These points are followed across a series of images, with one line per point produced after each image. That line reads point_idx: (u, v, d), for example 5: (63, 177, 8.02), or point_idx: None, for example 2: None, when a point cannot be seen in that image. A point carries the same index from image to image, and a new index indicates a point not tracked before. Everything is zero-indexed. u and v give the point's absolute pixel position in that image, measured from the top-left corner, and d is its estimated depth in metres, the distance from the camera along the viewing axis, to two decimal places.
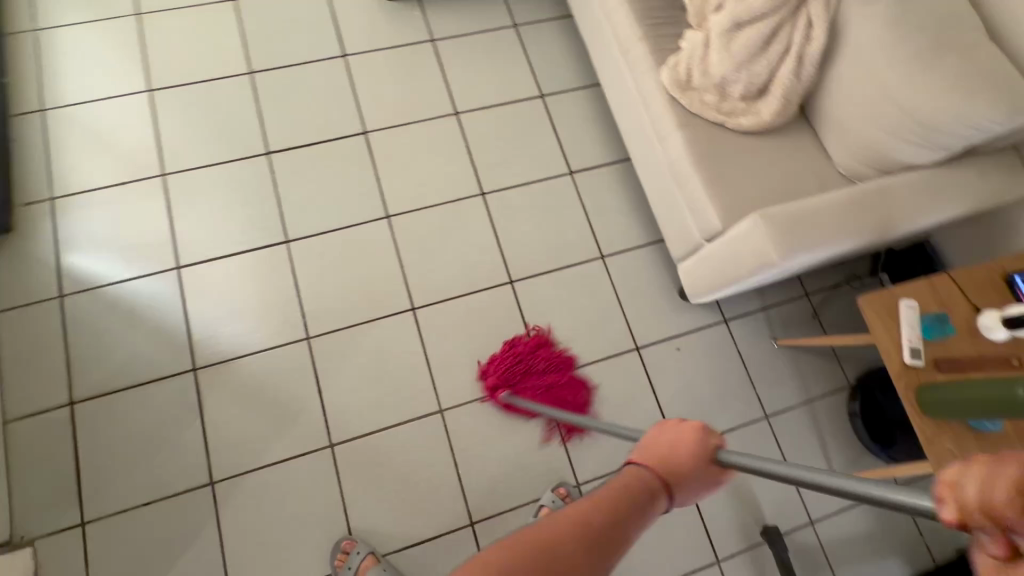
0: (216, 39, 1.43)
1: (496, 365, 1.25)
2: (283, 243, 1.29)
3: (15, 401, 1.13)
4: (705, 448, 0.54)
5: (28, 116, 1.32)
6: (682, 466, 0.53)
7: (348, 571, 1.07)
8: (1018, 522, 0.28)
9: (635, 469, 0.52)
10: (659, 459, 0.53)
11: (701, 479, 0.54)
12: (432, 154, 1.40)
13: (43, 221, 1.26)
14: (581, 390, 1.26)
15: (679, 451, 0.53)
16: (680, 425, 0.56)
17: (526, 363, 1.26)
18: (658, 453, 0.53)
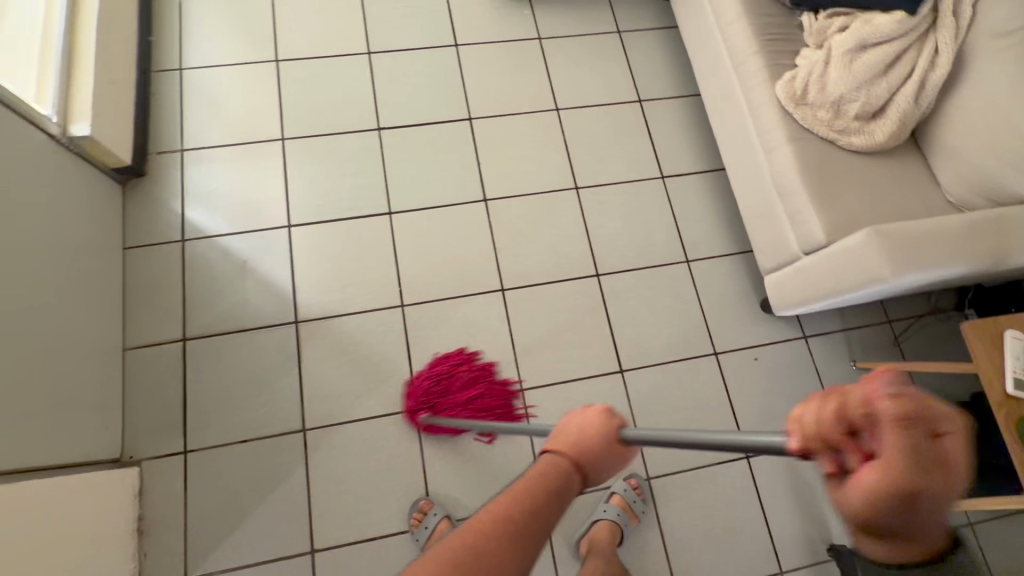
0: (339, 19, 1.52)
1: (417, 386, 1.23)
2: (387, 215, 1.36)
3: (135, 332, 1.22)
4: (610, 429, 0.57)
5: (166, 73, 1.42)
6: (590, 452, 0.56)
7: (425, 530, 1.12)
8: (843, 443, 0.34)
9: (549, 463, 0.54)
10: (566, 450, 0.55)
11: (611, 456, 0.58)
12: (531, 145, 1.46)
13: (171, 169, 1.35)
14: (505, 399, 1.25)
15: (586, 437, 0.56)
16: (587, 412, 0.59)
17: (446, 382, 1.24)
18: (567, 443, 0.56)
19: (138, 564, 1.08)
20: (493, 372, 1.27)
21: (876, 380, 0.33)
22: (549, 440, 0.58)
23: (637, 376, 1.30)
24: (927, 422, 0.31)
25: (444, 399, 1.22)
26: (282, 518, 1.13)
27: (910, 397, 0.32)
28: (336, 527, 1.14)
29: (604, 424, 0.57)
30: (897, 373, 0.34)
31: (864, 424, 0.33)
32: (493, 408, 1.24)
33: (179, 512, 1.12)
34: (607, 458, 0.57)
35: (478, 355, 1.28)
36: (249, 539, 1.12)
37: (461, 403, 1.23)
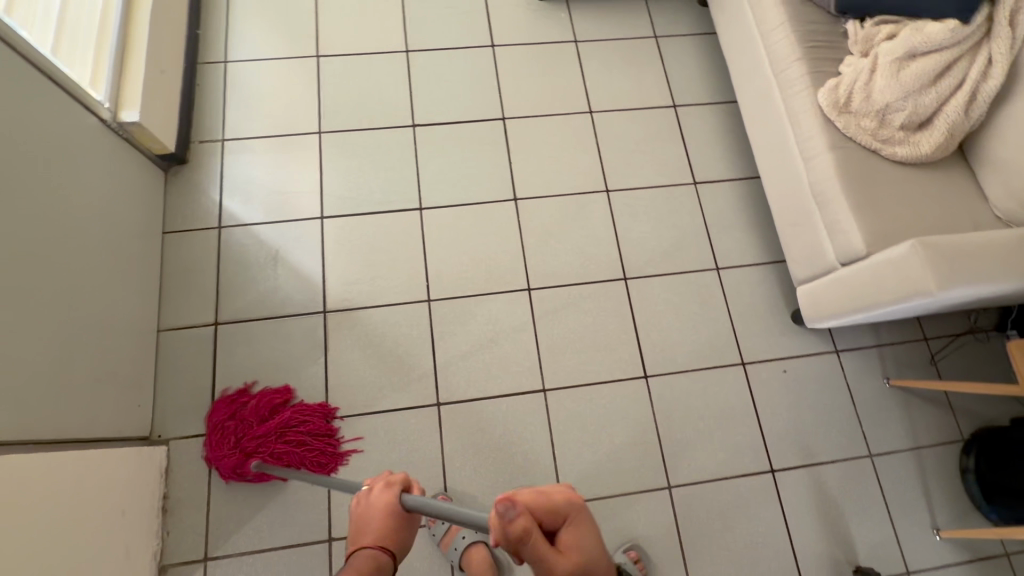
0: (379, 17, 1.55)
1: (211, 445, 1.15)
2: (417, 210, 1.37)
3: (169, 314, 1.25)
4: (396, 494, 0.72)
5: (212, 65, 1.47)
6: (390, 527, 0.70)
7: (440, 525, 1.11)
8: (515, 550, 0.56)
9: (363, 558, 0.67)
10: (365, 537, 0.69)
11: (403, 525, 0.71)
12: (563, 146, 1.46)
13: (211, 157, 1.39)
14: (310, 415, 1.19)
15: (383, 515, 0.70)
16: (364, 494, 0.72)
17: (240, 428, 1.16)
18: (366, 528, 0.70)
19: (161, 541, 1.10)
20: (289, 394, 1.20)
21: (499, 510, 0.56)
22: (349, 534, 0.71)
23: (661, 383, 1.28)
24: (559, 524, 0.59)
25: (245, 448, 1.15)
26: (303, 504, 1.14)
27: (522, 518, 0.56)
28: None
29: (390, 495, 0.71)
30: (506, 500, 0.57)
31: (517, 537, 0.56)
32: (305, 428, 1.18)
33: (202, 492, 1.14)
34: (406, 521, 0.72)
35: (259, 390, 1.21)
36: (268, 523, 1.12)
37: (266, 441, 1.16)
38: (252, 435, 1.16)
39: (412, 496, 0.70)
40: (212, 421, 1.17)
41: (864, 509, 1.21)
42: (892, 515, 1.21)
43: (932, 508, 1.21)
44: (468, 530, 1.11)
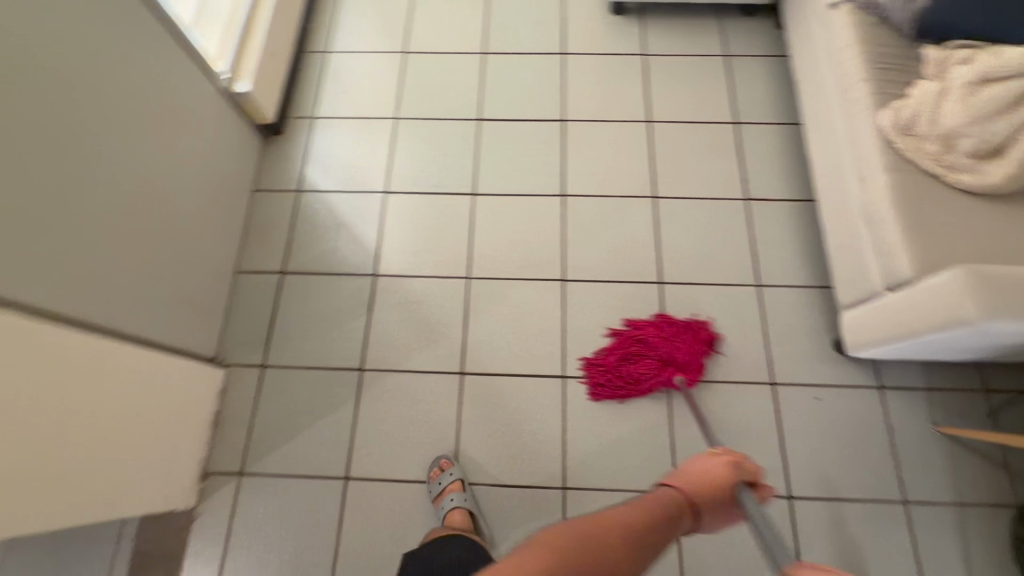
0: (464, 23, 1.70)
1: (603, 381, 1.27)
2: (470, 195, 1.48)
3: (246, 259, 1.44)
4: (741, 480, 0.85)
5: (314, 54, 1.68)
6: (717, 495, 0.83)
7: (436, 485, 1.18)
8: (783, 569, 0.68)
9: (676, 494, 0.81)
10: (696, 488, 0.83)
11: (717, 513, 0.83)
12: (617, 151, 1.51)
13: (301, 131, 1.58)
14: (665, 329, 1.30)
15: (721, 487, 0.84)
16: (719, 461, 0.87)
17: (625, 366, 1.28)
18: (701, 482, 0.84)
19: (207, 450, 1.25)
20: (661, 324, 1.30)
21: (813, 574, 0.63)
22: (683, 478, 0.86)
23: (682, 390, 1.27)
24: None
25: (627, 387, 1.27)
26: (327, 441, 1.25)
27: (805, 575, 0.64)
28: (370, 461, 1.23)
29: (734, 473, 0.85)
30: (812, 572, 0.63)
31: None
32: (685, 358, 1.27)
33: (246, 415, 1.28)
34: (728, 502, 0.83)
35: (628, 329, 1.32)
36: (296, 452, 1.25)
37: (648, 379, 1.26)
38: (632, 373, 1.27)
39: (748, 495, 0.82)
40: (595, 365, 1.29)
41: (887, 556, 1.12)
42: (920, 568, 1.11)
43: (969, 569, 1.10)
44: (459, 495, 1.16)
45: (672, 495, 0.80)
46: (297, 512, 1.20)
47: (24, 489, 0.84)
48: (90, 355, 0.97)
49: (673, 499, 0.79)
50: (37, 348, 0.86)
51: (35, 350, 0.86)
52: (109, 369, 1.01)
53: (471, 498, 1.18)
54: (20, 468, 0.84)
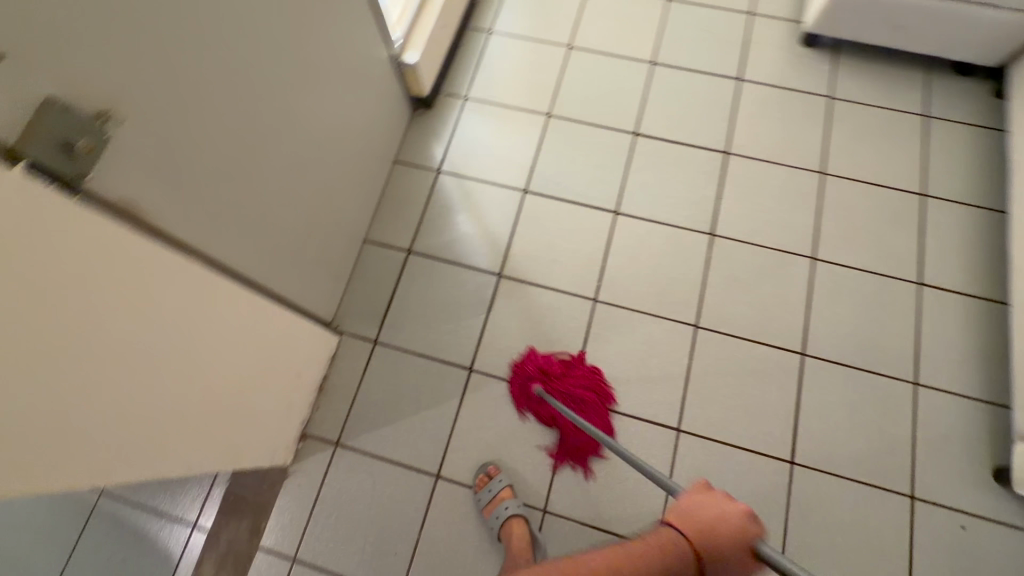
0: (638, 25, 1.59)
1: (541, 360, 1.26)
2: (612, 213, 1.40)
3: (377, 230, 1.43)
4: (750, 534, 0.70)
5: (478, 32, 1.62)
6: (722, 546, 0.70)
7: (487, 492, 1.15)
8: None
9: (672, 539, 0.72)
10: (703, 535, 0.72)
11: (734, 561, 0.70)
12: (780, 198, 1.38)
13: (451, 110, 1.54)
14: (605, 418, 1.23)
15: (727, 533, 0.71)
16: (732, 506, 0.74)
17: (564, 377, 1.24)
18: (709, 527, 0.72)
19: (310, 412, 1.26)
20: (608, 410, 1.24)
21: None
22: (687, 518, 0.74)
23: (806, 477, 1.17)
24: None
25: (535, 378, 1.24)
26: (425, 434, 1.24)
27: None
28: (465, 466, 1.21)
29: (751, 524, 0.72)
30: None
31: None
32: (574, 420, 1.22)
33: (352, 387, 1.28)
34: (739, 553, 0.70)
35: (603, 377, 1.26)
36: (394, 437, 1.24)
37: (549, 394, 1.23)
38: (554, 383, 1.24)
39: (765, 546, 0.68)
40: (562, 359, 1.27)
41: None
42: None
43: None
44: (513, 502, 1.14)
45: (658, 543, 0.71)
46: (386, 497, 1.20)
47: (185, 430, 0.86)
48: (258, 313, 0.96)
49: (659, 546, 0.71)
50: (224, 298, 0.85)
51: (222, 300, 0.85)
52: (268, 325, 1.00)
53: (524, 506, 1.15)
54: (187, 412, 0.84)
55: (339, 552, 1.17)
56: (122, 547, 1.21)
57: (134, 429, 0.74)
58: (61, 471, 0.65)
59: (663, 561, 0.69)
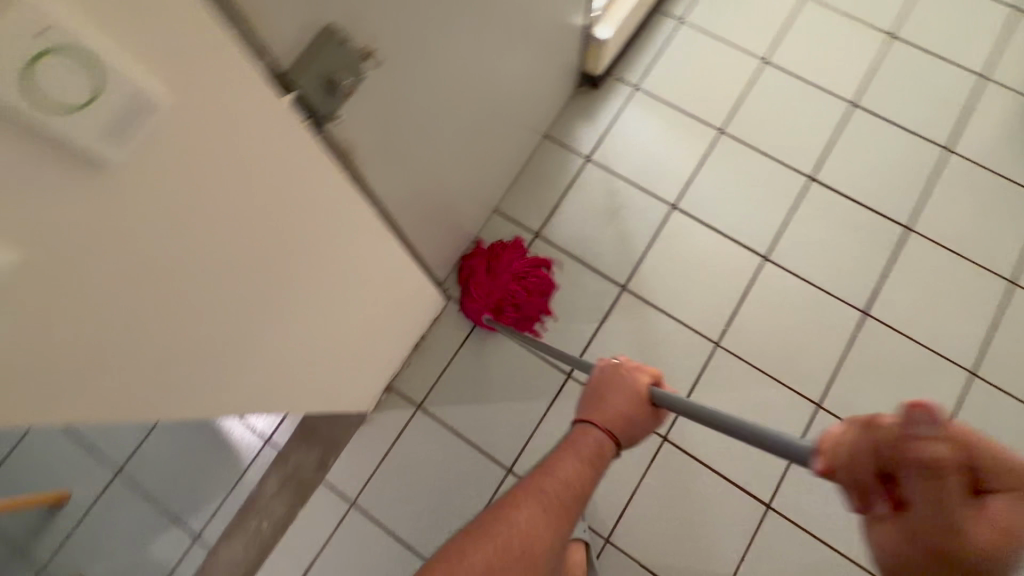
0: (847, 57, 1.41)
1: (474, 286, 1.23)
2: (760, 257, 1.28)
3: (509, 202, 1.36)
4: (642, 385, 0.75)
5: (668, 16, 1.47)
6: (633, 412, 0.74)
7: None
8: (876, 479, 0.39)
9: (592, 440, 0.74)
10: (607, 416, 0.75)
11: (641, 421, 0.75)
12: (954, 297, 1.23)
13: (617, 96, 1.42)
14: (541, 278, 1.27)
15: (630, 401, 0.74)
16: (613, 369, 0.77)
17: (498, 280, 1.23)
18: (607, 404, 0.75)
19: (401, 367, 1.25)
20: (541, 267, 1.27)
21: (906, 423, 0.38)
22: (590, 407, 0.76)
23: None
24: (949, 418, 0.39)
25: (480, 257, 1.26)
26: (508, 425, 1.21)
27: (892, 447, 0.38)
28: None
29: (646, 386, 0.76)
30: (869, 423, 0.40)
31: (886, 467, 0.38)
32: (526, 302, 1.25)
33: (447, 355, 1.26)
34: (644, 414, 0.75)
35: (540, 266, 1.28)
36: (476, 418, 1.21)
37: (500, 303, 1.23)
38: (497, 292, 1.22)
39: (659, 390, 0.73)
40: (487, 265, 1.25)
41: None
42: None
43: None
44: (579, 524, 1.12)
45: (586, 442, 0.74)
46: (455, 474, 1.19)
47: (314, 375, 0.85)
48: (401, 271, 0.92)
49: (591, 446, 0.73)
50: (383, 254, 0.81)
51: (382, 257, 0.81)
52: (403, 282, 0.96)
53: (589, 530, 1.14)
54: (320, 358, 0.83)
55: (397, 511, 1.17)
56: (197, 438, 1.26)
57: (283, 367, 0.74)
58: (219, 402, 0.66)
59: (592, 463, 0.72)
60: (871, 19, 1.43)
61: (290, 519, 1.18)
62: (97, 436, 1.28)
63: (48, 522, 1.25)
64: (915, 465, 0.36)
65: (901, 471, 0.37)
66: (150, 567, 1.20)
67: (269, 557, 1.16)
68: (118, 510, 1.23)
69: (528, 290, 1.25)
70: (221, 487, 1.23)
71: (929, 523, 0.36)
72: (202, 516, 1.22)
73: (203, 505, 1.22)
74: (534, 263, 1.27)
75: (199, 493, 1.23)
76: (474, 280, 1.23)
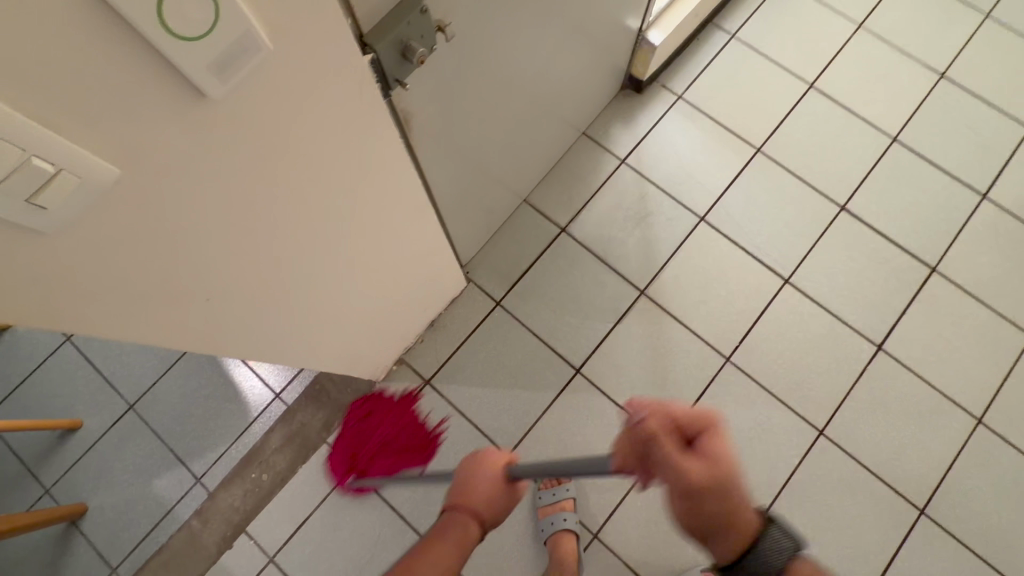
0: (894, 92, 1.40)
1: (338, 448, 1.22)
2: (781, 279, 1.29)
3: (540, 195, 1.37)
4: (499, 468, 0.72)
5: (720, 29, 1.47)
6: (495, 497, 0.70)
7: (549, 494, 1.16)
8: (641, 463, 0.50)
9: (453, 531, 0.67)
10: (466, 502, 0.69)
11: (502, 501, 0.71)
12: (971, 343, 1.23)
13: (660, 103, 1.42)
14: (416, 422, 1.23)
15: (489, 485, 0.70)
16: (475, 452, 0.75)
17: (364, 437, 1.22)
18: (467, 491, 0.70)
19: (414, 342, 1.27)
20: (414, 411, 1.24)
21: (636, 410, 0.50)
22: (452, 491, 0.72)
23: None
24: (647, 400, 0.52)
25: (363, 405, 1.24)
26: (511, 412, 1.23)
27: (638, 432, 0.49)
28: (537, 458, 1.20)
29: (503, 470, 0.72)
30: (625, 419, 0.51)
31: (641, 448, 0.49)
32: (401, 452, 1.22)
33: (461, 336, 1.28)
34: (506, 495, 0.71)
35: (426, 413, 1.24)
36: (482, 401, 1.24)
37: (369, 462, 1.21)
38: (364, 451, 1.22)
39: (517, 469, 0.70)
40: (350, 423, 1.23)
41: None
42: None
43: None
44: (570, 515, 1.14)
45: (453, 531, 0.67)
46: (453, 452, 1.21)
47: (338, 336, 0.87)
48: (434, 247, 0.94)
49: (457, 531, 0.67)
50: (420, 227, 0.83)
51: (419, 229, 0.83)
52: (433, 257, 0.98)
53: (579, 523, 1.15)
54: (346, 320, 0.85)
55: None
56: (209, 385, 1.29)
57: (314, 324, 0.76)
58: (253, 347, 0.68)
59: (453, 558, 0.65)
60: (923, 57, 1.42)
61: (290, 475, 1.21)
62: (114, 370, 1.32)
63: (58, 445, 1.29)
64: (648, 437, 0.48)
65: (648, 449, 0.48)
66: (150, 502, 1.23)
67: (265, 508, 1.19)
68: (126, 443, 1.27)
69: (399, 441, 1.22)
70: (227, 435, 1.26)
71: (684, 481, 0.47)
72: (206, 460, 1.25)
73: (208, 450, 1.25)
74: (405, 411, 1.24)
75: (205, 438, 1.26)
76: (338, 440, 1.23)
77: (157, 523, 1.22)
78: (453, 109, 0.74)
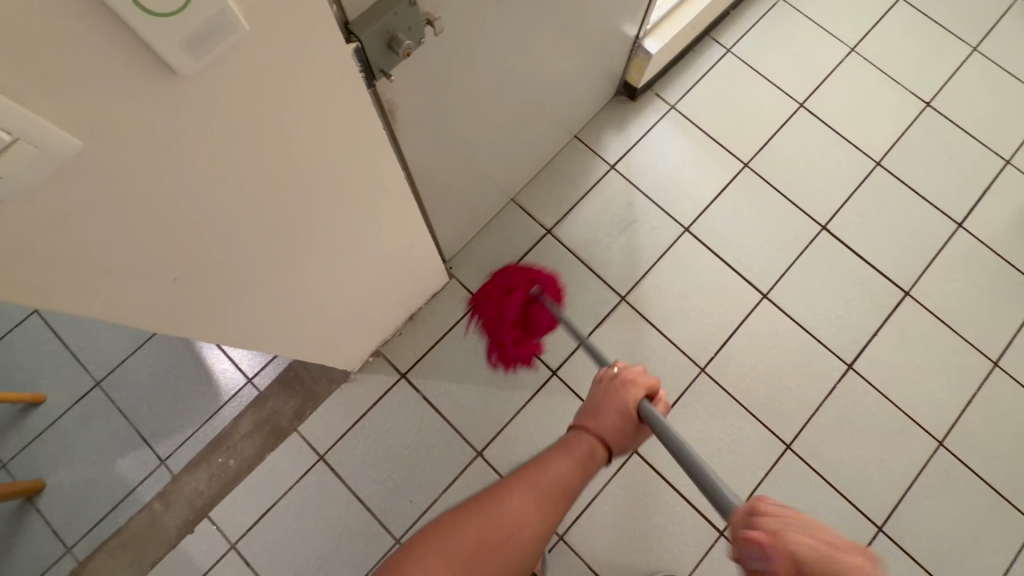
0: (881, 116, 1.43)
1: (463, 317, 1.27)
2: (760, 294, 1.30)
3: (528, 195, 1.37)
4: (634, 394, 0.74)
5: (717, 43, 1.48)
6: (623, 423, 0.72)
7: None
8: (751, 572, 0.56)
9: (582, 441, 0.70)
10: (597, 420, 0.72)
11: (628, 434, 0.73)
12: (938, 367, 1.26)
13: (653, 111, 1.43)
14: (537, 313, 1.24)
15: (621, 411, 0.72)
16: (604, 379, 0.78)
17: (488, 312, 1.25)
18: (596, 412, 0.73)
19: (392, 334, 1.26)
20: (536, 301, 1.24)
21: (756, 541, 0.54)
22: (579, 415, 0.75)
23: None
24: (785, 527, 0.54)
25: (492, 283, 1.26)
26: (486, 410, 1.23)
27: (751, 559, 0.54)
28: (509, 458, 1.20)
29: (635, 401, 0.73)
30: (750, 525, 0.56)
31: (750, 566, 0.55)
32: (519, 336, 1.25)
33: (439, 331, 1.27)
34: (635, 429, 0.74)
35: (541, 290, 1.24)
36: (457, 398, 1.23)
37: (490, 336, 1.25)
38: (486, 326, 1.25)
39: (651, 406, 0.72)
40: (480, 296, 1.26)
41: None
42: None
43: None
44: None
45: (579, 445, 0.69)
46: (425, 447, 1.21)
47: (312, 324, 0.86)
48: (415, 241, 0.93)
49: (581, 450, 0.69)
50: (401, 220, 0.82)
51: (400, 223, 0.83)
52: (415, 251, 0.97)
53: None
54: (321, 308, 0.84)
55: (363, 472, 1.19)
56: (180, 366, 1.27)
57: (287, 311, 0.75)
58: (222, 331, 0.67)
59: (581, 465, 0.68)
60: (911, 85, 1.45)
61: (259, 461, 1.19)
62: (82, 346, 1.28)
63: (19, 419, 1.25)
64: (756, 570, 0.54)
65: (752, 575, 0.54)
66: (112, 482, 1.21)
67: (230, 494, 1.18)
68: (90, 422, 1.24)
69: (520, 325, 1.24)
70: (195, 418, 1.24)
71: None
72: (172, 442, 1.23)
73: (175, 433, 1.23)
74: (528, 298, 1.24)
75: (173, 420, 1.24)
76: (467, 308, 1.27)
77: (118, 504, 1.20)
78: (441, 105, 0.74)
